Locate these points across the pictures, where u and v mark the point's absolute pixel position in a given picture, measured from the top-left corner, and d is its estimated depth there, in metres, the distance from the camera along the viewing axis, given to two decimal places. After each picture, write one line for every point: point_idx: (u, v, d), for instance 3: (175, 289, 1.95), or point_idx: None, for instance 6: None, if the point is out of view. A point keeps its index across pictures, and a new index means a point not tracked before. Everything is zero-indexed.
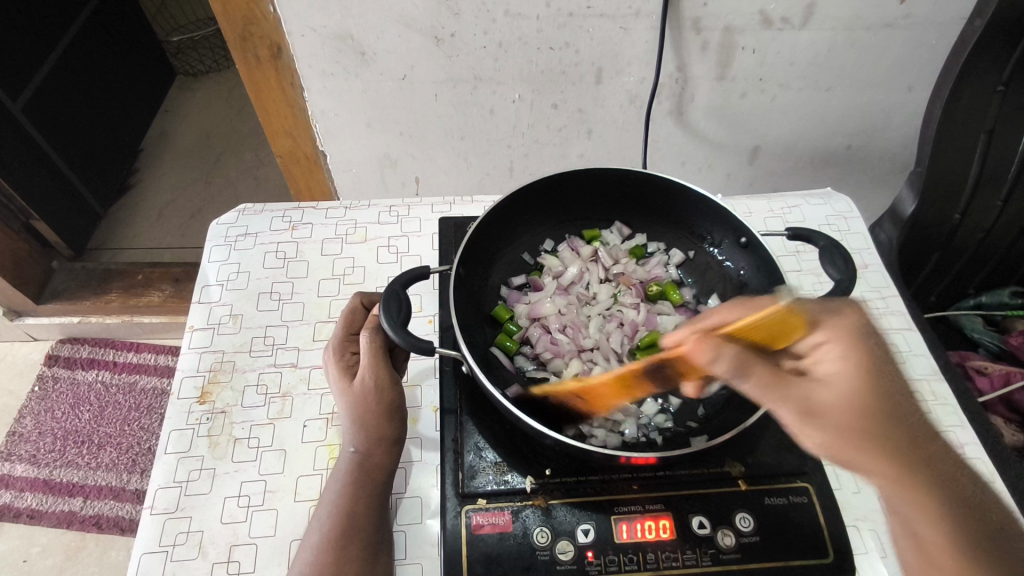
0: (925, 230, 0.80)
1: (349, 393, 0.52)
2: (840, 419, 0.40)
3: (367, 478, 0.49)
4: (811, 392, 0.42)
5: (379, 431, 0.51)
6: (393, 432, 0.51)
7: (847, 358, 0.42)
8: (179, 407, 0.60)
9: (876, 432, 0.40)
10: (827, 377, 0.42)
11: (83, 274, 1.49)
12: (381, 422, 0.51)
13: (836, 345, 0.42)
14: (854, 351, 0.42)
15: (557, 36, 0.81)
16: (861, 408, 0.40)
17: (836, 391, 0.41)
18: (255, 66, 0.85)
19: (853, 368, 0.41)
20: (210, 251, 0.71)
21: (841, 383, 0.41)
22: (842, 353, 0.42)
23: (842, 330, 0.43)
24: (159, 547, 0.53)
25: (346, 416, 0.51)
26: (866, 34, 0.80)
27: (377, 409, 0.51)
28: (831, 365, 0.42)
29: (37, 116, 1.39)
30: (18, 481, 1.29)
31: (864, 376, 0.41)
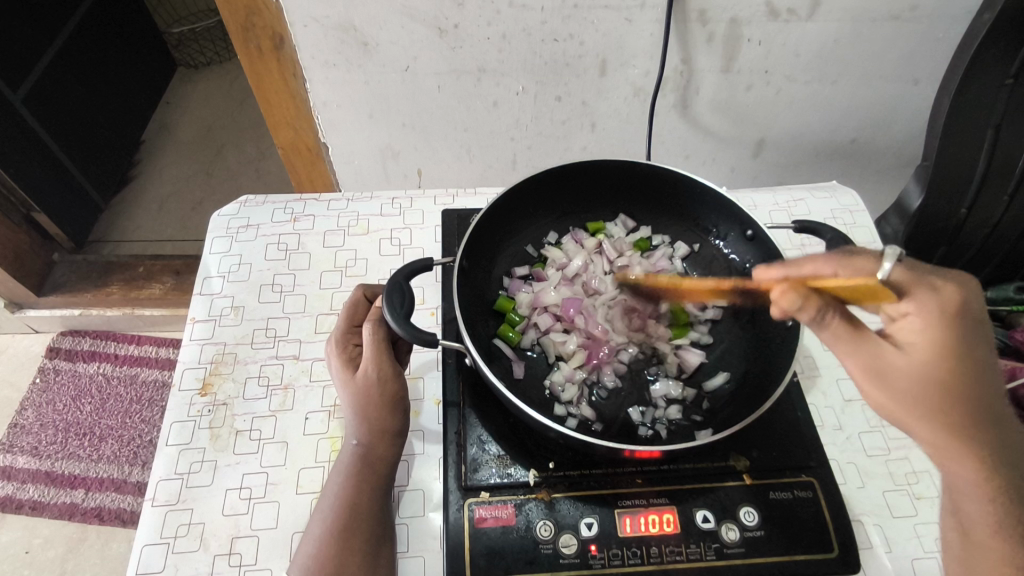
0: (930, 224, 0.80)
1: (350, 384, 0.52)
2: (911, 391, 0.43)
3: (369, 471, 0.49)
4: (890, 361, 0.44)
5: (381, 424, 0.50)
6: (397, 426, 0.51)
7: (934, 333, 0.44)
8: (180, 399, 0.60)
9: (942, 401, 0.43)
10: (907, 346, 0.45)
11: (84, 266, 1.49)
12: (383, 415, 0.51)
13: (929, 319, 0.44)
14: (943, 326, 0.44)
15: (561, 27, 0.80)
16: (937, 380, 0.43)
17: (912, 363, 0.44)
18: (256, 56, 0.84)
19: (940, 345, 0.43)
20: (211, 243, 0.71)
21: (924, 357, 0.43)
22: (928, 325, 0.44)
23: (935, 305, 0.44)
24: (160, 539, 0.53)
25: (348, 407, 0.51)
26: (873, 26, 0.79)
27: (379, 402, 0.51)
28: (916, 336, 0.44)
29: (38, 108, 1.38)
30: (20, 473, 1.29)
31: (948, 352, 0.43)
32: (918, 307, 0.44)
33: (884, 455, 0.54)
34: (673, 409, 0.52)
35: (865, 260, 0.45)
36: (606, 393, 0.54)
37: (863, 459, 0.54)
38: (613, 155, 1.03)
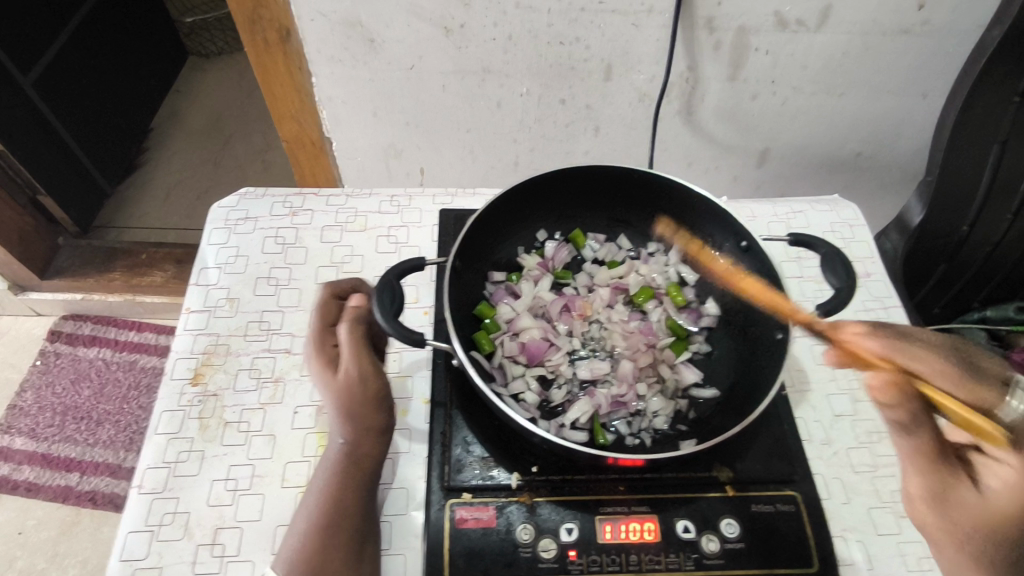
0: (931, 240, 0.80)
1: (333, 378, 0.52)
2: (964, 521, 0.45)
3: (355, 465, 0.49)
4: (961, 492, 0.45)
5: (361, 420, 0.51)
6: (379, 424, 0.51)
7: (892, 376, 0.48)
8: (172, 387, 0.60)
9: (991, 550, 0.44)
10: (988, 491, 0.44)
11: (88, 251, 1.50)
12: (366, 410, 0.51)
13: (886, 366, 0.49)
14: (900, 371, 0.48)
15: (568, 30, 0.80)
16: (980, 524, 0.44)
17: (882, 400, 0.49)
18: (263, 48, 0.85)
19: (1017, 502, 0.43)
20: (209, 234, 0.71)
21: (997, 505, 0.43)
22: (1012, 484, 0.43)
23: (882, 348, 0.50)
24: (144, 526, 0.53)
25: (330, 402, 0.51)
26: (881, 39, 0.79)
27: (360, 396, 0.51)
28: (1004, 485, 0.44)
29: (48, 92, 1.39)
30: (17, 454, 1.30)
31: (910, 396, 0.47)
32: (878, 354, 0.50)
33: (871, 472, 0.54)
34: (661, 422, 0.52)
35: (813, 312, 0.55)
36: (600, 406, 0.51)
37: (849, 475, 0.54)
38: (616, 160, 1.03)
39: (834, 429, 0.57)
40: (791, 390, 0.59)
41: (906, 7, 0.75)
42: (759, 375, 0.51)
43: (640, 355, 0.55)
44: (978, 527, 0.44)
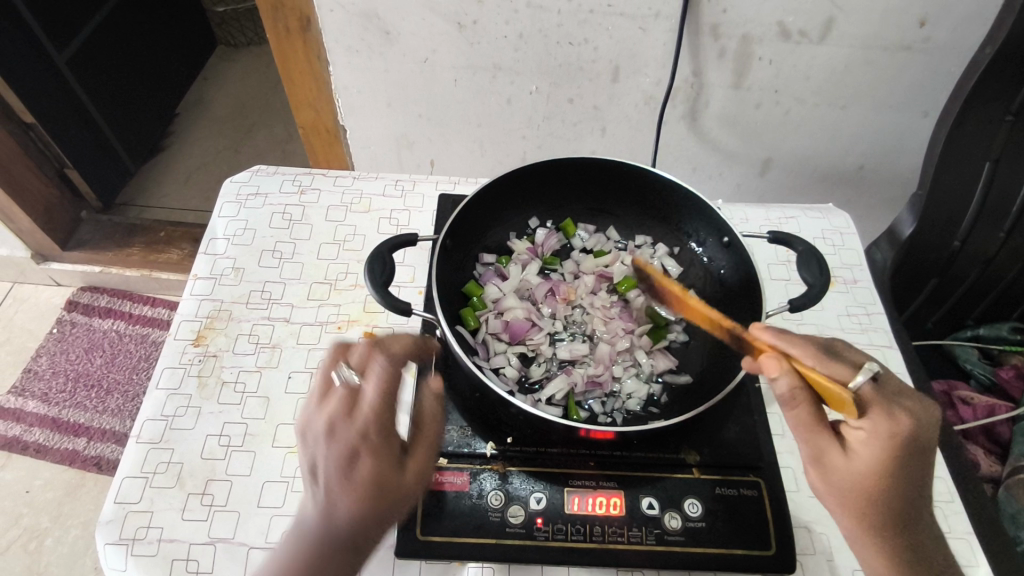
0: (922, 255, 0.81)
1: (336, 453, 0.45)
2: (843, 485, 0.45)
3: (343, 545, 0.44)
4: (834, 459, 0.45)
5: (369, 514, 0.44)
6: (389, 517, 0.46)
7: (877, 454, 0.44)
8: (175, 346, 0.64)
9: (868, 509, 0.44)
10: (854, 454, 0.45)
11: (109, 226, 1.55)
12: (379, 502, 0.45)
13: (877, 442, 0.43)
14: (889, 454, 0.43)
15: (577, 31, 0.83)
16: (857, 487, 0.44)
17: (854, 468, 0.44)
18: (284, 35, 0.89)
19: (878, 463, 0.43)
20: (220, 206, 0.75)
21: (865, 468, 0.44)
22: (873, 445, 0.44)
23: (887, 429, 0.43)
24: (140, 473, 0.56)
25: (327, 481, 0.45)
26: (884, 54, 0.81)
27: (374, 484, 0.45)
28: (863, 446, 0.44)
29: (81, 70, 1.45)
30: (29, 416, 1.35)
31: (887, 473, 0.43)
32: (875, 420, 0.44)
33: None
34: (634, 404, 0.54)
35: (844, 367, 0.45)
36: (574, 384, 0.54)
37: None
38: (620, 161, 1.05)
39: None
40: (766, 385, 0.60)
41: (908, 24, 0.77)
42: (730, 363, 0.53)
43: (618, 339, 0.57)
44: (852, 489, 0.44)
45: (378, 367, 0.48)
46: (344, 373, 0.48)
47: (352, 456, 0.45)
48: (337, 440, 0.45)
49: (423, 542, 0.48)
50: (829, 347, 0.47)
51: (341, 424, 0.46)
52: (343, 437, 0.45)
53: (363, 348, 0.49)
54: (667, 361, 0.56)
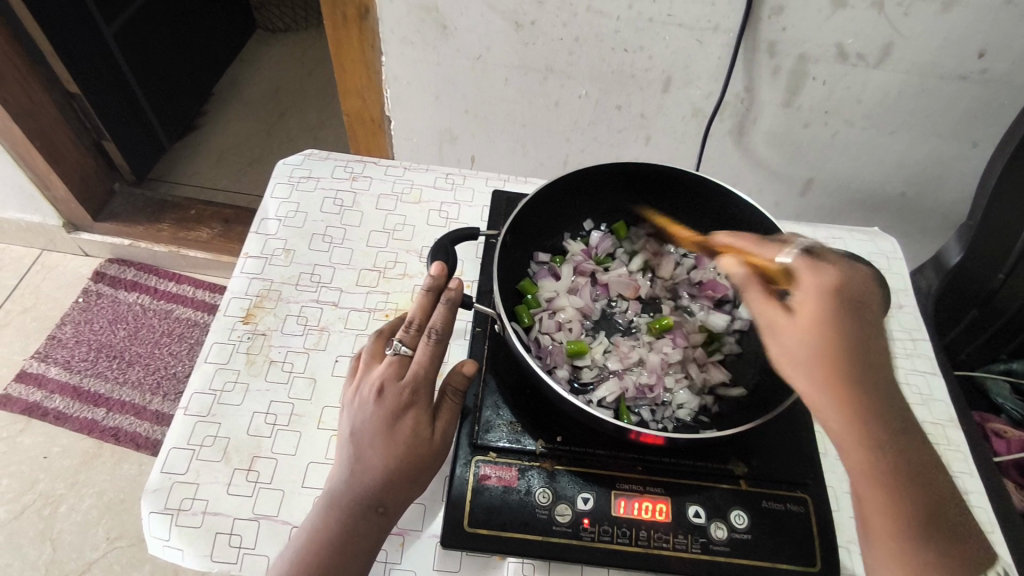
0: (964, 284, 0.80)
1: (377, 412, 0.49)
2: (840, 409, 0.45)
3: (375, 503, 0.47)
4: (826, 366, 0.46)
5: (401, 472, 0.47)
6: (423, 479, 0.49)
7: (817, 312, 0.46)
8: (225, 322, 0.64)
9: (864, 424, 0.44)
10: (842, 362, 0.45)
11: (140, 201, 1.56)
12: (412, 460, 0.48)
13: (815, 298, 0.46)
14: (829, 307, 0.46)
15: (633, 39, 0.83)
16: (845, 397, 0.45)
17: (801, 331, 0.46)
18: (341, 24, 0.90)
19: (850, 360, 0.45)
20: (273, 187, 0.75)
21: (810, 325, 0.46)
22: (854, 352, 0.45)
23: (820, 285, 0.47)
24: (187, 445, 0.57)
25: (365, 442, 0.48)
26: (940, 83, 0.80)
27: (409, 443, 0.48)
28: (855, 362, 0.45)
29: (126, 44, 1.46)
30: (51, 383, 1.36)
31: (830, 327, 0.45)
32: (805, 280, 0.48)
33: None
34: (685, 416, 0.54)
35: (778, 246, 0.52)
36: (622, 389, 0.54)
37: None
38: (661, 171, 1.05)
39: None
40: None
41: (967, 53, 0.76)
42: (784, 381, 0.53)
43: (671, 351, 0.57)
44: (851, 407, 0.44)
45: (426, 338, 0.50)
46: (394, 344, 0.51)
47: (394, 415, 0.49)
48: (382, 401, 0.49)
49: (469, 534, 0.49)
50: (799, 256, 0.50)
51: (388, 387, 0.50)
52: (388, 397, 0.49)
53: (412, 324, 0.52)
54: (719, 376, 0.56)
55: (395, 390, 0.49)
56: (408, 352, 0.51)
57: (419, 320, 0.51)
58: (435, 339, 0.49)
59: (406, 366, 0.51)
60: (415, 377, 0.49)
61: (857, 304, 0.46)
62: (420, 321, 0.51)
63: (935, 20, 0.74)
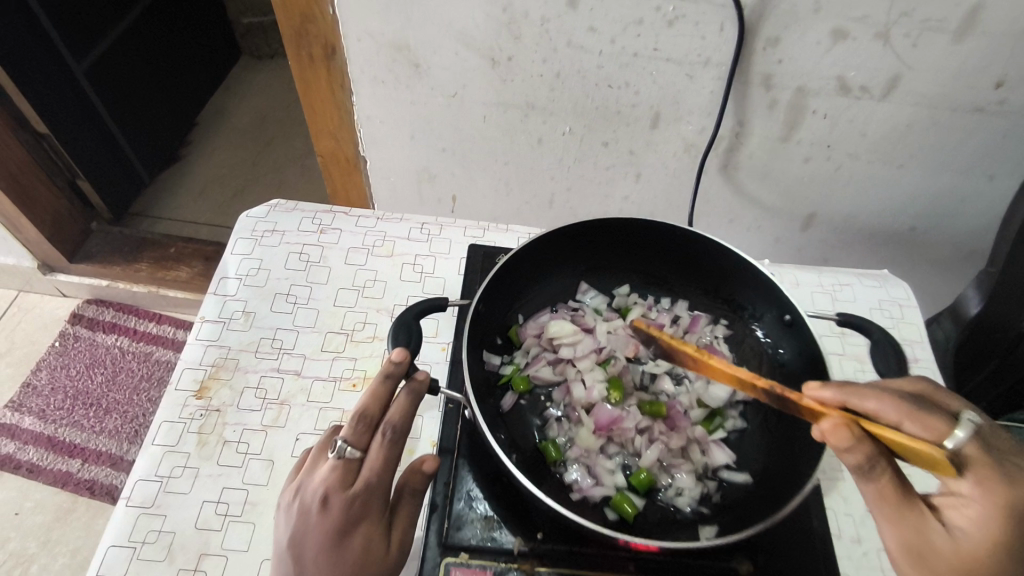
0: (987, 337, 0.73)
1: (323, 526, 0.41)
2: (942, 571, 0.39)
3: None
4: (935, 541, 0.39)
5: None
6: None
7: (988, 529, 0.38)
8: (175, 398, 0.59)
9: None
10: (959, 530, 0.39)
11: (119, 240, 1.51)
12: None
13: (985, 509, 0.38)
14: (1002, 524, 0.37)
15: (619, 74, 0.78)
16: (954, 558, 0.38)
17: (962, 550, 0.39)
18: (307, 63, 0.85)
19: (995, 540, 0.38)
20: (234, 243, 0.70)
21: (972, 550, 0.38)
22: (985, 517, 0.38)
23: (996, 499, 0.38)
24: (127, 542, 0.51)
25: (306, 562, 0.41)
26: (954, 115, 0.75)
27: (361, 564, 0.41)
28: (972, 523, 0.38)
29: (98, 80, 1.42)
30: (24, 433, 1.30)
31: (999, 552, 0.38)
32: (978, 483, 0.38)
33: None
34: (683, 509, 0.47)
35: (941, 420, 0.40)
36: (599, 490, 0.47)
37: None
38: (652, 208, 0.99)
39: (868, 527, 0.54)
40: (822, 478, 0.56)
41: (978, 84, 0.71)
42: (794, 465, 0.47)
43: (672, 437, 0.50)
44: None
45: (381, 437, 0.45)
46: (337, 445, 0.44)
47: (342, 530, 0.42)
48: (326, 515, 0.42)
49: None
50: (913, 399, 0.41)
51: (333, 498, 0.42)
52: (334, 511, 0.42)
53: (362, 417, 0.45)
54: (719, 463, 0.49)
55: (342, 502, 0.42)
56: (356, 455, 0.44)
57: (371, 414, 0.45)
58: (392, 440, 0.44)
59: (353, 471, 0.44)
60: (367, 487, 0.43)
61: None
62: (372, 414, 0.45)
63: (947, 50, 0.68)
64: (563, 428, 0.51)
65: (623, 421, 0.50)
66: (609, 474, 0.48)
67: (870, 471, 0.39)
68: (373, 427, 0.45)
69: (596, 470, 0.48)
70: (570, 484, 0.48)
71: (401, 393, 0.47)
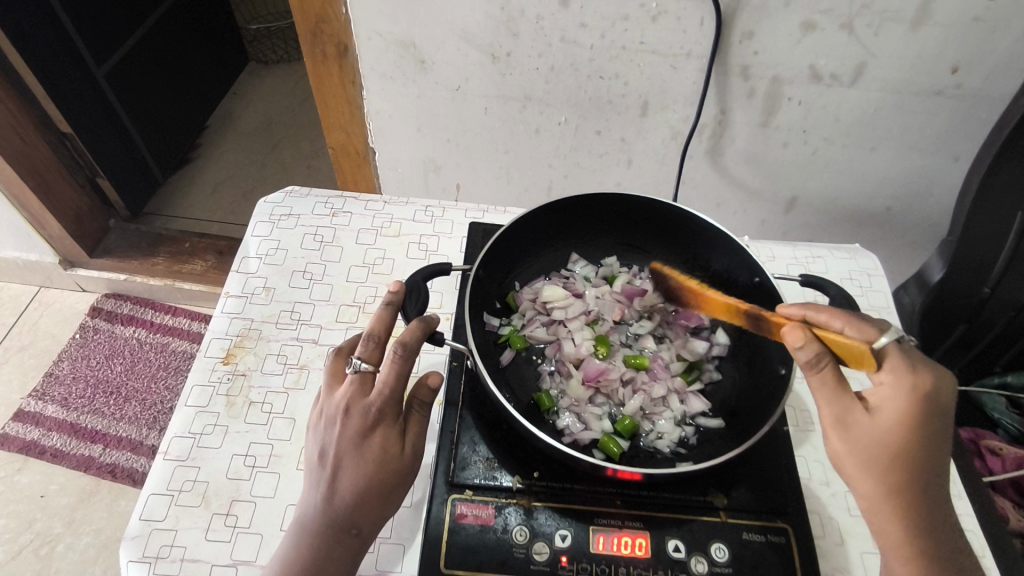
0: (952, 301, 0.78)
1: (346, 432, 0.47)
2: (864, 445, 0.45)
3: (347, 525, 0.46)
4: (857, 416, 0.46)
5: (372, 492, 0.47)
6: (394, 497, 0.48)
7: (902, 407, 0.45)
8: (204, 364, 0.65)
9: (883, 464, 0.45)
10: (877, 411, 0.46)
11: (136, 235, 1.57)
12: (384, 480, 0.47)
13: (900, 389, 0.45)
14: (913, 402, 0.45)
15: (608, 66, 0.84)
16: (873, 433, 0.45)
17: (879, 425, 0.45)
18: (320, 62, 0.91)
19: (904, 416, 0.45)
20: (255, 226, 0.76)
21: (888, 425, 0.45)
22: (899, 398, 0.45)
23: (909, 382, 0.45)
24: (166, 490, 0.57)
25: (333, 463, 0.47)
26: (917, 98, 0.80)
27: (380, 462, 0.47)
28: (887, 403, 0.45)
29: (118, 84, 1.49)
30: (48, 421, 1.36)
31: (911, 425, 0.45)
32: (895, 371, 0.45)
33: None
34: (662, 448, 0.53)
35: (873, 328, 0.47)
36: (586, 431, 0.52)
37: (845, 518, 0.56)
38: (644, 194, 1.05)
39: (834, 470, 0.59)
40: (793, 429, 0.61)
41: (940, 70, 0.77)
42: (763, 409, 0.52)
43: (654, 386, 0.56)
44: (872, 453, 0.45)
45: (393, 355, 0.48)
46: (353, 361, 0.49)
47: (362, 434, 0.47)
48: (348, 422, 0.48)
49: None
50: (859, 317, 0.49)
51: (352, 407, 0.48)
52: (354, 417, 0.48)
53: (372, 337, 0.50)
54: (695, 410, 0.55)
55: (361, 410, 0.48)
56: (370, 368, 0.49)
57: (379, 334, 0.50)
58: (402, 355, 0.47)
59: (370, 382, 0.49)
60: (381, 397, 0.48)
61: (936, 406, 0.45)
62: (380, 334, 0.50)
63: (907, 38, 0.74)
64: (558, 380, 0.57)
65: (609, 373, 0.56)
66: (595, 418, 0.54)
67: (813, 362, 0.45)
68: (383, 345, 0.50)
69: (582, 416, 0.54)
70: (564, 429, 0.53)
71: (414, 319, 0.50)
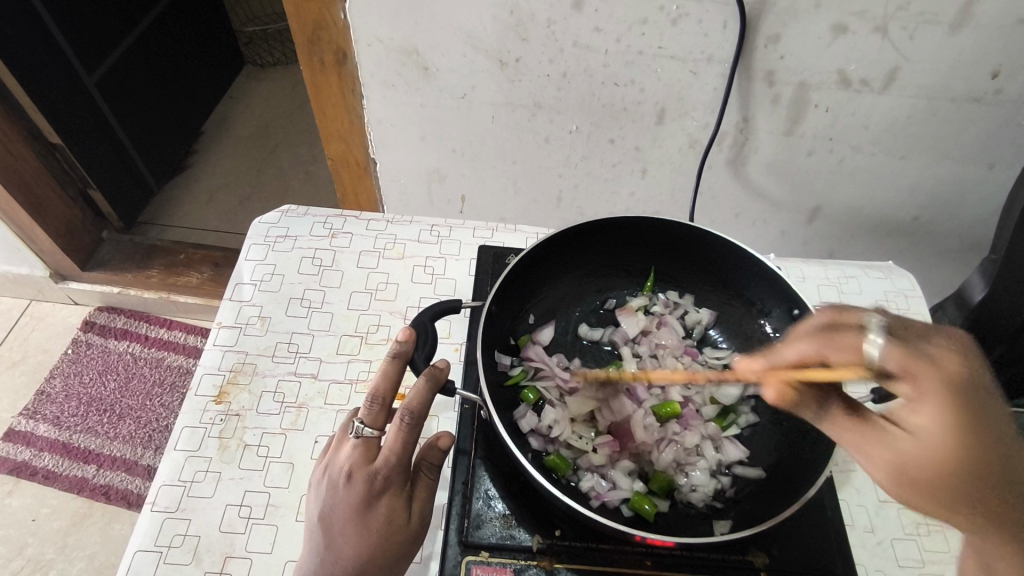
0: (993, 322, 0.73)
1: (348, 499, 0.45)
2: (917, 476, 0.37)
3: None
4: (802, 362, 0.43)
5: (376, 563, 0.44)
6: (400, 566, 0.45)
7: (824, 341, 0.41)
8: (195, 403, 0.60)
9: (944, 490, 0.37)
10: (920, 433, 0.37)
11: (129, 246, 1.52)
12: (388, 550, 0.44)
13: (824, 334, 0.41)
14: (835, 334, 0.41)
15: (623, 72, 0.79)
16: (918, 457, 0.37)
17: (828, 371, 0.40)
18: (318, 69, 0.86)
19: (952, 431, 0.36)
20: (249, 249, 0.71)
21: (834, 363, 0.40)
22: (935, 414, 0.36)
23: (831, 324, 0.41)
24: (153, 546, 0.52)
25: (335, 533, 0.44)
26: (952, 105, 0.75)
27: (385, 532, 0.44)
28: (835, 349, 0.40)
29: (109, 92, 1.44)
30: (39, 440, 1.30)
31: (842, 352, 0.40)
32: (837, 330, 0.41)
33: (916, 568, 0.51)
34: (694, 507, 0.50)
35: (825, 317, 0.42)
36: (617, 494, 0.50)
37: (892, 569, 0.51)
38: (658, 205, 1.00)
39: (878, 516, 0.54)
40: (835, 470, 0.56)
41: (980, 75, 0.72)
42: (806, 464, 0.49)
43: (687, 435, 0.54)
44: (926, 478, 0.37)
45: (398, 422, 0.45)
46: (356, 425, 0.47)
47: (366, 500, 0.45)
48: (351, 489, 0.45)
49: None
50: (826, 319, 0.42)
51: (356, 473, 0.46)
52: (357, 484, 0.45)
53: (376, 398, 0.47)
54: (733, 460, 0.52)
55: (365, 476, 0.45)
56: (374, 433, 0.47)
57: (384, 395, 0.47)
58: (409, 423, 0.45)
59: (374, 448, 0.47)
60: (386, 463, 0.45)
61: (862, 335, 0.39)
62: (384, 396, 0.47)
63: (944, 42, 0.69)
64: (574, 436, 0.53)
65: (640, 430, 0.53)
66: (625, 477, 0.51)
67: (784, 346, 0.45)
68: (388, 406, 0.47)
69: (613, 474, 0.51)
70: (586, 493, 0.50)
71: (419, 379, 0.47)
